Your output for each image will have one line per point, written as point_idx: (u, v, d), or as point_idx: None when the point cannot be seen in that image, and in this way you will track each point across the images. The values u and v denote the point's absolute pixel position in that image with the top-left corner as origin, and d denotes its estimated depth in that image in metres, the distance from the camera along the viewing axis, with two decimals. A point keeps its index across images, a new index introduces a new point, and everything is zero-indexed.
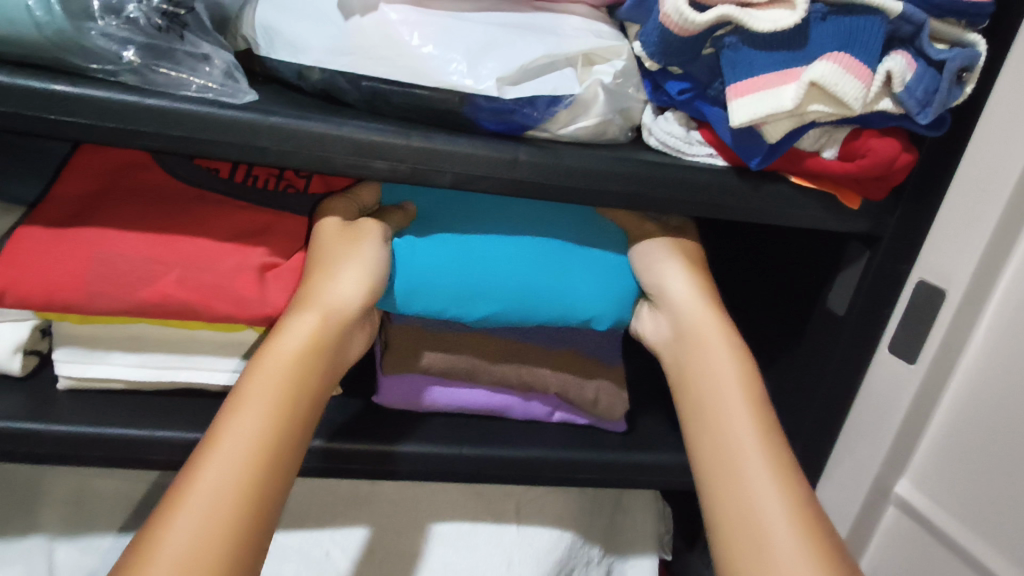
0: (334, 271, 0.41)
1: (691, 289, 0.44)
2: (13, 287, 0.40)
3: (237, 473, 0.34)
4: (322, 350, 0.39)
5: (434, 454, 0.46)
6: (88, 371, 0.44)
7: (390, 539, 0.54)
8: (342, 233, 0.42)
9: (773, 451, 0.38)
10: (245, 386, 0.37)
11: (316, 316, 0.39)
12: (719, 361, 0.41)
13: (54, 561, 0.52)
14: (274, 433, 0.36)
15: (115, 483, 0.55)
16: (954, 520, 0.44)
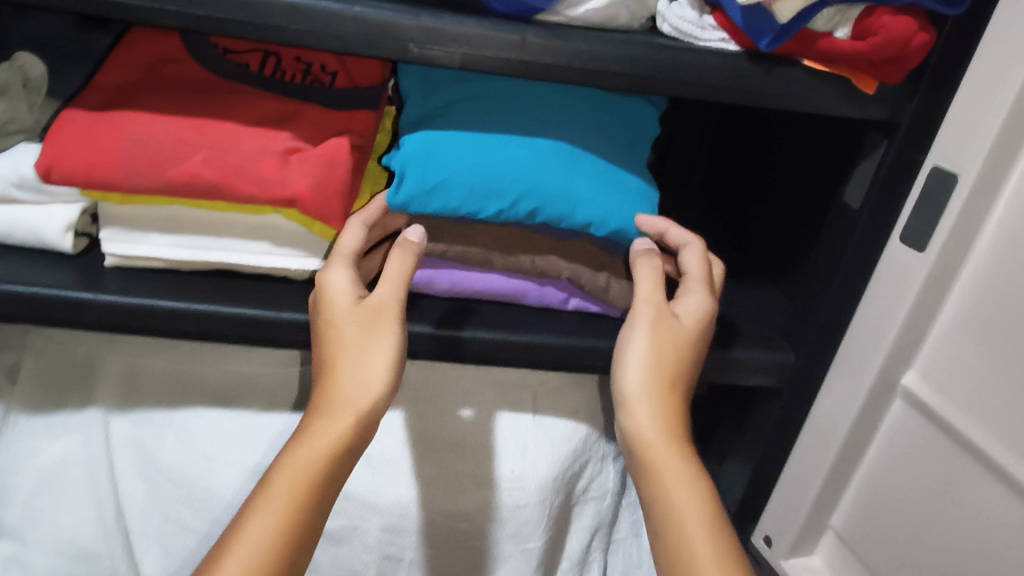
0: (358, 359, 0.42)
1: (640, 374, 0.42)
2: (56, 165, 0.42)
3: None
4: (354, 448, 0.41)
5: (448, 334, 0.48)
6: (130, 249, 0.47)
7: (412, 421, 0.57)
8: (361, 316, 0.42)
9: (719, 536, 0.38)
10: (273, 477, 0.39)
11: (343, 420, 0.41)
12: (682, 501, 0.39)
13: (109, 432, 0.58)
14: (296, 535, 0.38)
15: (161, 363, 0.60)
16: (958, 408, 0.45)
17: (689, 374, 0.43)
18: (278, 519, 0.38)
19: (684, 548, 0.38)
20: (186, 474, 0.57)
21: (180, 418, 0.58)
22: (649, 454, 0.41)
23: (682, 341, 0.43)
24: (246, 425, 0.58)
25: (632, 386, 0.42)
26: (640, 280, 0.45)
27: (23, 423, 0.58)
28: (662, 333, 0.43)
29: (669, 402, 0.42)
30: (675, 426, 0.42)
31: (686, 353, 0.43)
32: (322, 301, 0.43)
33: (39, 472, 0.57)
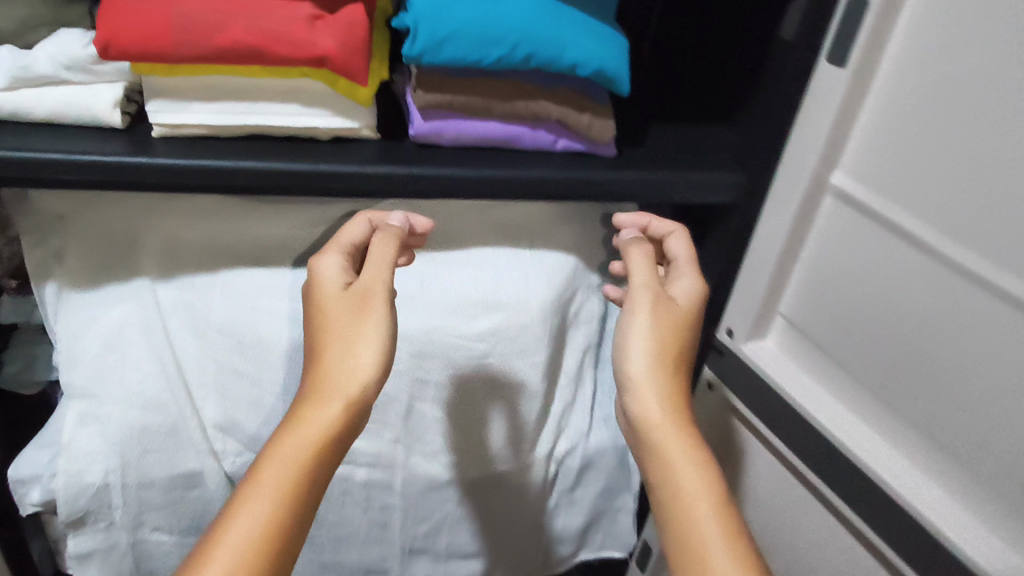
0: (344, 346, 0.52)
1: (642, 362, 0.54)
2: (112, 40, 0.48)
3: (261, 522, 0.45)
4: (345, 428, 0.50)
5: (463, 174, 0.58)
6: (176, 118, 0.54)
7: (427, 266, 0.67)
8: (345, 298, 0.53)
9: (717, 495, 0.49)
10: (276, 442, 0.49)
11: (337, 400, 0.50)
12: (682, 474, 0.50)
13: (158, 298, 0.67)
14: (301, 489, 0.47)
15: (197, 234, 0.68)
16: (875, 194, 0.56)
17: (687, 351, 0.56)
18: (275, 491, 0.46)
19: (688, 512, 0.49)
20: (235, 325, 0.66)
21: (222, 279, 0.67)
22: (658, 431, 0.52)
23: (677, 318, 0.56)
24: (281, 280, 0.68)
25: (637, 373, 0.54)
26: (635, 266, 0.58)
27: (76, 298, 0.66)
28: (658, 313, 0.55)
29: (670, 376, 0.54)
30: (677, 415, 0.53)
31: (677, 329, 0.55)
32: (315, 287, 0.54)
33: (100, 337, 0.65)
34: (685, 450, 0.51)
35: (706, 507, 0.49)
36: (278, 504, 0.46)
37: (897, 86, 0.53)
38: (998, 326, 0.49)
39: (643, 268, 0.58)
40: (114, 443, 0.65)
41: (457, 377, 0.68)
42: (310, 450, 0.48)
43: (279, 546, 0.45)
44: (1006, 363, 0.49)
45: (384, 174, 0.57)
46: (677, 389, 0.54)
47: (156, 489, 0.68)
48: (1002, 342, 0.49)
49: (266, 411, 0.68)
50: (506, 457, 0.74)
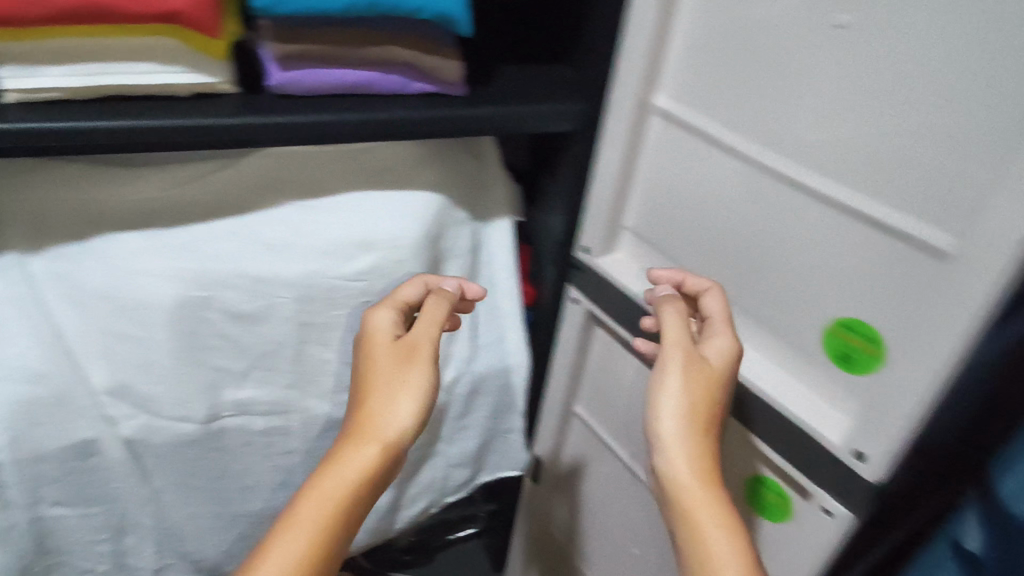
0: (385, 397, 0.63)
1: (671, 420, 0.60)
2: None
3: (310, 536, 0.55)
4: (378, 467, 0.60)
5: (324, 122, 0.62)
6: (28, 83, 0.55)
7: (299, 214, 0.71)
8: (393, 355, 0.65)
9: (735, 538, 0.55)
10: (325, 474, 0.59)
11: (375, 444, 0.60)
12: (701, 514, 0.57)
13: (28, 269, 0.67)
14: (343, 514, 0.58)
15: (62, 201, 0.68)
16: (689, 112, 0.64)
17: (718, 406, 0.61)
18: (313, 524, 0.56)
19: (697, 540, 0.56)
20: (115, 290, 0.67)
21: (95, 245, 0.68)
22: (686, 498, 0.58)
23: (709, 380, 0.60)
24: (157, 241, 0.68)
25: (668, 430, 0.60)
26: (669, 325, 0.63)
27: None
28: (688, 375, 0.60)
29: (705, 442, 0.59)
30: (706, 472, 0.58)
31: (709, 392, 0.60)
32: (368, 341, 0.66)
33: None
34: (704, 500, 0.57)
35: (725, 543, 0.55)
36: (316, 526, 0.56)
37: (694, 14, 0.61)
38: (794, 207, 0.57)
39: (676, 328, 0.63)
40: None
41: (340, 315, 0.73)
42: (344, 489, 0.58)
43: (313, 566, 0.55)
44: (809, 244, 0.56)
45: (247, 125, 0.60)
46: (705, 454, 0.59)
47: (49, 462, 0.68)
48: (791, 218, 0.57)
49: (157, 372, 0.69)
50: None
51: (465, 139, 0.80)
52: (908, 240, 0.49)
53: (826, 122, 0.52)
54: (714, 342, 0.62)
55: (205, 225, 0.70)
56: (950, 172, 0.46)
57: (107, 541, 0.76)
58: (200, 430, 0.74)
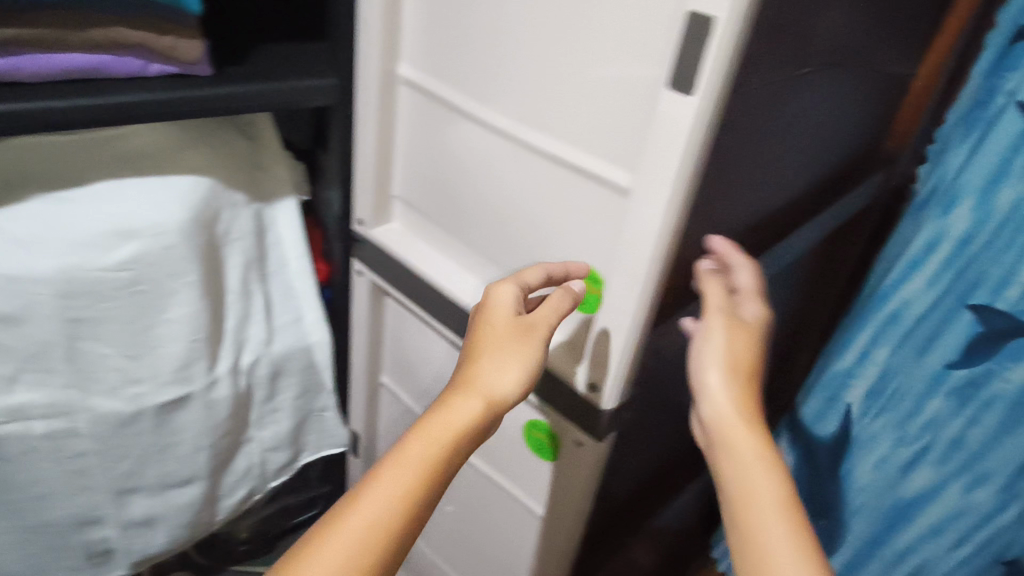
0: (496, 364, 0.55)
1: (719, 373, 0.63)
2: None
3: (409, 501, 0.49)
4: (479, 428, 0.53)
5: (59, 108, 0.60)
6: None
7: (52, 206, 0.67)
8: (512, 325, 0.57)
9: (786, 518, 0.53)
10: (406, 445, 0.51)
11: (478, 399, 0.54)
12: (751, 483, 0.56)
13: None
14: (417, 498, 0.49)
15: None
16: (427, 78, 0.67)
17: (757, 363, 0.64)
18: (413, 467, 0.50)
19: (741, 524, 0.54)
20: None
21: None
22: (733, 443, 0.59)
23: (748, 339, 0.64)
24: None
25: (716, 387, 0.62)
26: (711, 291, 0.66)
27: None
28: (734, 337, 0.64)
29: (743, 385, 0.62)
30: (746, 410, 0.61)
31: (753, 345, 0.64)
32: (487, 304, 0.58)
33: None
34: (741, 426, 0.60)
35: (782, 522, 0.52)
36: (399, 485, 0.49)
37: None
38: (506, 157, 0.61)
39: (715, 293, 0.66)
40: None
41: (111, 309, 0.72)
42: (450, 440, 0.52)
43: (404, 519, 0.48)
44: (524, 192, 0.61)
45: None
46: (751, 399, 0.62)
47: None
48: (515, 171, 0.61)
49: None
50: (190, 378, 0.79)
51: (218, 119, 0.79)
52: (596, 178, 0.54)
53: (515, 82, 0.57)
54: (733, 314, 0.65)
55: None
56: (616, 125, 0.51)
57: None
58: None
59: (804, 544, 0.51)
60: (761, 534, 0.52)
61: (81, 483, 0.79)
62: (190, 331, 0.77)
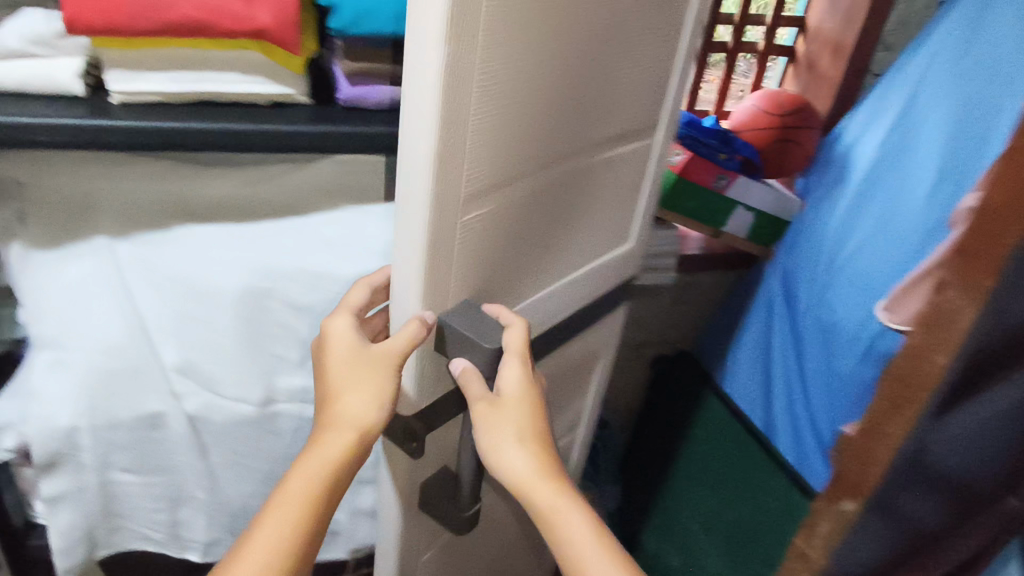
0: (358, 395, 0.65)
1: (503, 434, 0.68)
2: (77, 18, 0.56)
3: (296, 515, 0.61)
4: (348, 457, 0.64)
5: (382, 132, 0.69)
6: (132, 86, 0.62)
7: (357, 219, 0.80)
8: (354, 356, 0.66)
9: (609, 544, 0.64)
10: (287, 482, 0.63)
11: (348, 433, 0.64)
12: (570, 530, 0.65)
13: (115, 254, 0.74)
14: (308, 513, 0.62)
15: (149, 192, 0.76)
16: (569, 95, 0.68)
17: (532, 419, 0.70)
18: (301, 500, 0.62)
19: (583, 553, 0.64)
20: (189, 276, 0.75)
21: (172, 237, 0.75)
22: (529, 491, 0.67)
23: (514, 408, 0.69)
24: (231, 234, 0.76)
25: (514, 462, 0.67)
26: (471, 381, 0.69)
27: (39, 257, 0.72)
28: (502, 409, 0.69)
29: (542, 448, 0.69)
30: (538, 464, 0.68)
31: (522, 416, 0.69)
32: (328, 338, 0.68)
33: (65, 292, 0.72)
34: (535, 479, 0.67)
35: (603, 555, 0.64)
36: (297, 513, 0.61)
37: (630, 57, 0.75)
38: (527, 162, 0.68)
39: (475, 380, 0.69)
40: (83, 389, 0.73)
41: None
42: (329, 469, 0.63)
43: (306, 528, 0.62)
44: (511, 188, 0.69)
45: (318, 134, 0.67)
46: (544, 453, 0.69)
47: (121, 430, 0.76)
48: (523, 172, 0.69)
49: (223, 354, 0.76)
50: None
51: None
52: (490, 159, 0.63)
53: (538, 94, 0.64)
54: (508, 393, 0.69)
55: (272, 223, 0.78)
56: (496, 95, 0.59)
57: (165, 510, 0.85)
58: (258, 413, 0.80)
59: (614, 555, 0.64)
60: (580, 544, 0.64)
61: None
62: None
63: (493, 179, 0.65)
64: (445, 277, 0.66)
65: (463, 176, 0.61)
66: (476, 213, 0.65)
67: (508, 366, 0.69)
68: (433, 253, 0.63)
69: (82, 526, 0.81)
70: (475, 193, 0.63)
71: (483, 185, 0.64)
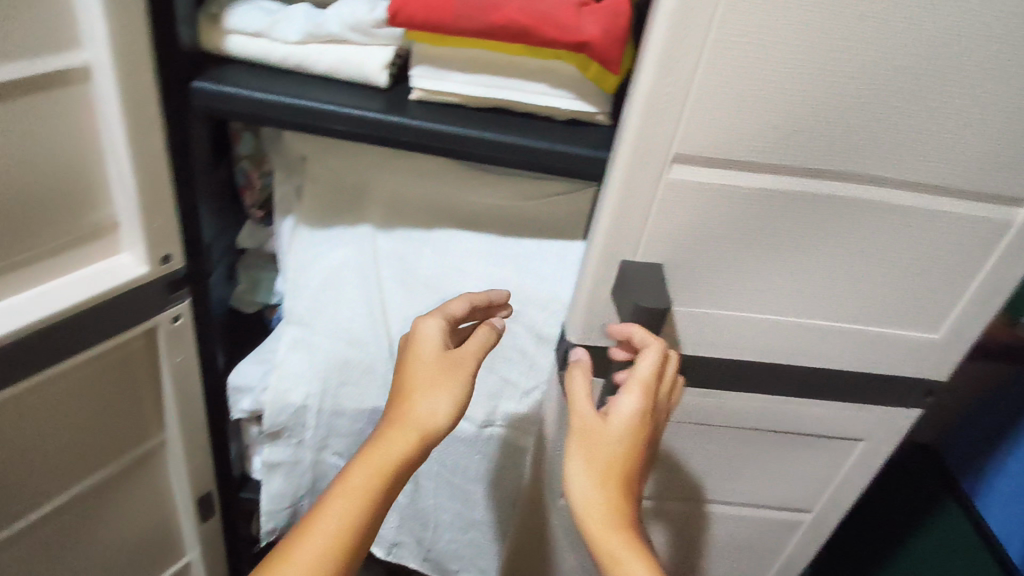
0: (429, 397, 0.53)
1: (586, 468, 0.51)
2: (401, 9, 0.52)
3: (346, 522, 0.48)
4: (413, 460, 0.51)
5: None
6: (434, 85, 0.58)
7: None
8: (439, 359, 0.54)
9: None
10: (347, 479, 0.49)
11: (413, 435, 0.51)
12: None
13: (376, 244, 0.71)
14: (359, 524, 0.48)
15: (419, 188, 0.71)
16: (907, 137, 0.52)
17: (638, 459, 0.52)
18: (357, 496, 0.48)
19: None
20: (441, 282, 0.70)
21: (434, 237, 0.71)
22: (597, 542, 0.49)
23: (611, 440, 0.51)
24: (490, 247, 0.70)
25: (586, 500, 0.50)
26: (577, 392, 0.55)
27: (307, 234, 0.72)
28: (596, 437, 0.51)
29: (617, 490, 0.50)
30: (614, 513, 0.50)
31: (623, 451, 0.51)
32: (416, 340, 0.55)
33: (322, 273, 0.72)
34: (605, 528, 0.49)
35: None
36: (344, 522, 0.48)
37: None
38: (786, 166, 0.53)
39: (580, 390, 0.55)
40: (320, 373, 0.72)
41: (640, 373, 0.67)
42: (388, 473, 0.50)
43: (357, 538, 0.48)
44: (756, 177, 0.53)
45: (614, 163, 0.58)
46: (628, 504, 0.51)
47: (346, 418, 0.74)
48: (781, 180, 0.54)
49: None
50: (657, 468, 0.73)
51: None
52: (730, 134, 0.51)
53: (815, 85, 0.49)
54: (613, 420, 0.51)
55: (534, 240, 0.71)
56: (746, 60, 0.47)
57: None
58: (476, 433, 0.73)
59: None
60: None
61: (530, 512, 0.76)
62: (718, 417, 0.68)
63: (733, 151, 0.52)
64: (637, 240, 0.56)
65: (682, 130, 0.51)
66: (693, 182, 0.53)
67: (624, 393, 0.52)
68: (624, 198, 0.54)
69: (288, 493, 0.82)
70: (700, 157, 0.52)
71: (708, 152, 0.52)
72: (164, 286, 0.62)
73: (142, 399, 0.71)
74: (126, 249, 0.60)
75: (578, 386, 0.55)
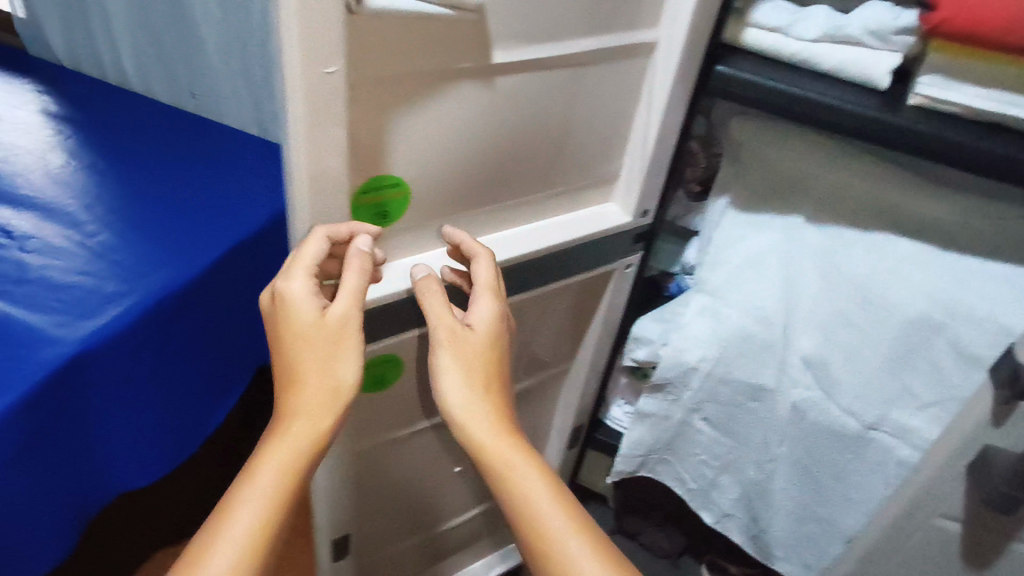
0: (320, 365, 0.51)
1: (459, 385, 0.55)
2: (947, 19, 0.56)
3: (264, 518, 0.47)
4: (318, 442, 0.51)
5: None
6: (940, 94, 0.61)
7: None
8: (314, 322, 0.50)
9: (600, 544, 0.50)
10: (259, 472, 0.48)
11: (308, 417, 0.51)
12: (553, 520, 0.51)
13: (804, 233, 0.76)
14: (275, 522, 0.47)
15: (866, 183, 0.72)
16: None
17: (496, 364, 0.58)
18: (275, 497, 0.47)
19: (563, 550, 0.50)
20: (867, 280, 0.73)
21: (868, 237, 0.74)
22: (488, 454, 0.54)
23: (483, 347, 0.57)
24: (927, 257, 0.71)
25: (463, 411, 0.55)
26: (434, 308, 0.56)
27: (736, 217, 0.79)
28: (460, 349, 0.56)
29: (493, 397, 0.56)
30: (498, 423, 0.55)
31: (479, 358, 0.56)
32: (288, 307, 0.50)
33: (743, 254, 0.78)
34: (490, 433, 0.54)
35: (591, 551, 0.49)
36: (265, 517, 0.47)
37: None
38: None
39: (438, 307, 0.56)
40: (724, 339, 0.80)
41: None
42: (304, 451, 0.50)
43: (278, 531, 0.47)
44: None
45: None
46: (495, 406, 0.56)
47: (728, 388, 0.82)
48: None
49: (860, 361, 0.75)
50: None
51: None
52: None
53: None
54: (469, 329, 0.56)
55: (977, 259, 0.70)
56: None
57: (713, 468, 0.90)
58: (858, 432, 0.78)
59: (589, 539, 0.50)
60: (559, 537, 0.50)
61: (891, 523, 0.77)
62: None
63: None
64: None
65: None
66: None
67: (481, 305, 0.57)
68: None
69: (646, 444, 0.92)
70: None
71: None
72: (633, 238, 0.72)
73: (575, 333, 0.83)
74: (613, 200, 0.71)
75: (433, 292, 0.57)
